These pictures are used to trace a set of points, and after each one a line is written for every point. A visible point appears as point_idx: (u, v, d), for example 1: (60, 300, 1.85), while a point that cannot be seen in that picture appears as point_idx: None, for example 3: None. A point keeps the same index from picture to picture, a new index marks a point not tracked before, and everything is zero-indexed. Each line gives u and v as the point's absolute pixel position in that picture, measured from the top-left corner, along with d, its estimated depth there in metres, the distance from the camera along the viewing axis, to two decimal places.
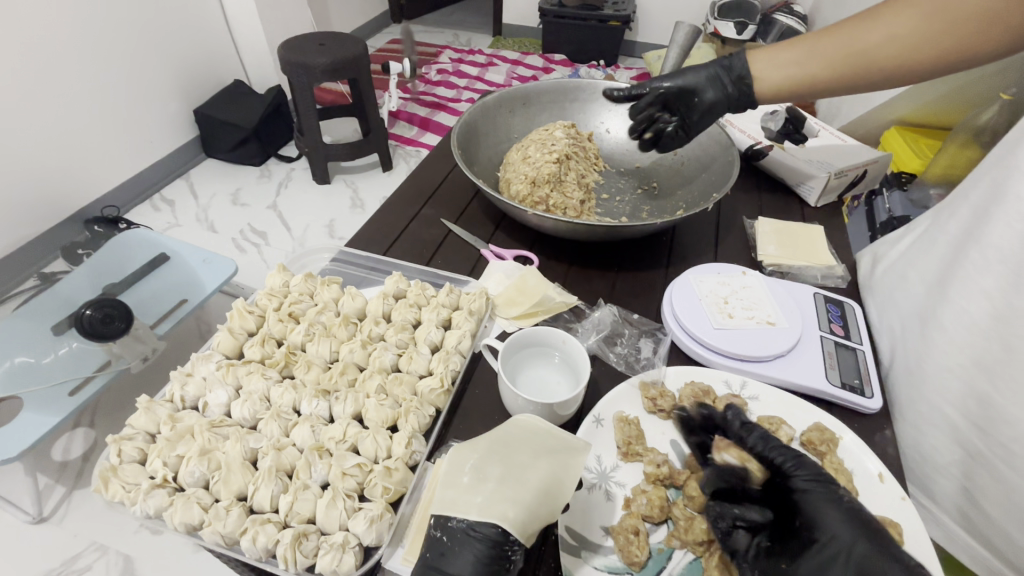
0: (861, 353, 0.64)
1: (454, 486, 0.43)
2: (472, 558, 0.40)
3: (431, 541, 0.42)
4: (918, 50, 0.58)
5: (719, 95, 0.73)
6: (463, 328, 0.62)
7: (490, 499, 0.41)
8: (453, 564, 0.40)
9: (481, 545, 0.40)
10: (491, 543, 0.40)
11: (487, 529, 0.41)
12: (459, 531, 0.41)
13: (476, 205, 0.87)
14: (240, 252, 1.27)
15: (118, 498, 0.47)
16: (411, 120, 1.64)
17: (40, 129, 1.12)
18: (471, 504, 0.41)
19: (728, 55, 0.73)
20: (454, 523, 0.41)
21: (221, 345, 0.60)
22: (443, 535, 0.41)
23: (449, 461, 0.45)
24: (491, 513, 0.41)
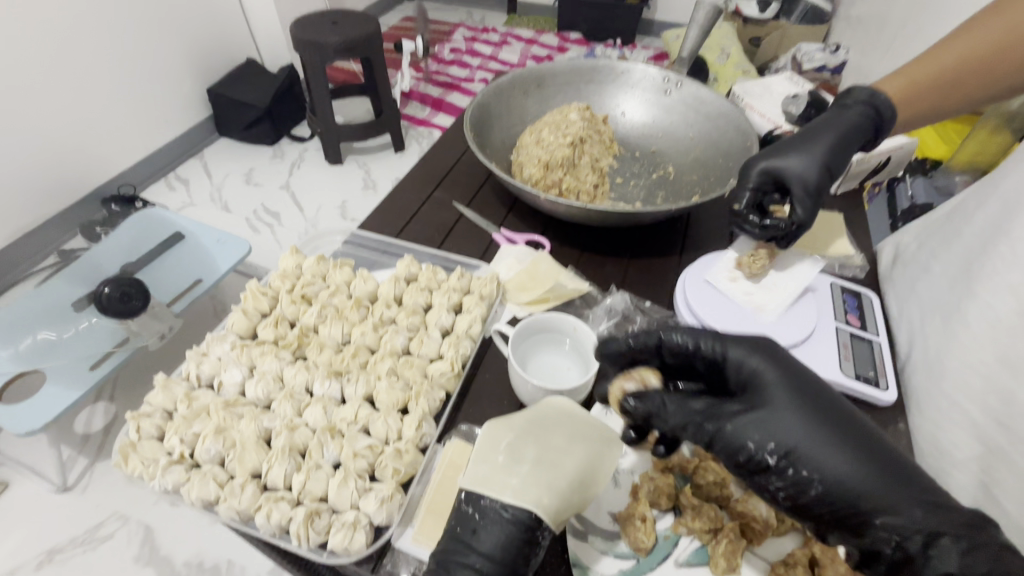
0: (878, 345, 0.63)
1: (487, 466, 0.43)
2: (502, 537, 0.41)
3: (461, 516, 0.43)
4: (1005, 57, 0.58)
5: (860, 115, 0.67)
6: (473, 313, 0.62)
7: (524, 483, 0.42)
8: (482, 541, 0.41)
9: (513, 528, 0.41)
10: (524, 527, 0.41)
11: (524, 514, 0.41)
12: (491, 510, 0.42)
13: (489, 188, 0.86)
14: (253, 232, 1.28)
15: (137, 473, 0.49)
16: (423, 100, 1.62)
17: (57, 108, 1.13)
18: (506, 485, 0.42)
19: (845, 92, 0.71)
20: (488, 499, 0.42)
21: (235, 325, 0.61)
22: (474, 512, 0.42)
23: (483, 438, 0.45)
24: (524, 497, 0.41)
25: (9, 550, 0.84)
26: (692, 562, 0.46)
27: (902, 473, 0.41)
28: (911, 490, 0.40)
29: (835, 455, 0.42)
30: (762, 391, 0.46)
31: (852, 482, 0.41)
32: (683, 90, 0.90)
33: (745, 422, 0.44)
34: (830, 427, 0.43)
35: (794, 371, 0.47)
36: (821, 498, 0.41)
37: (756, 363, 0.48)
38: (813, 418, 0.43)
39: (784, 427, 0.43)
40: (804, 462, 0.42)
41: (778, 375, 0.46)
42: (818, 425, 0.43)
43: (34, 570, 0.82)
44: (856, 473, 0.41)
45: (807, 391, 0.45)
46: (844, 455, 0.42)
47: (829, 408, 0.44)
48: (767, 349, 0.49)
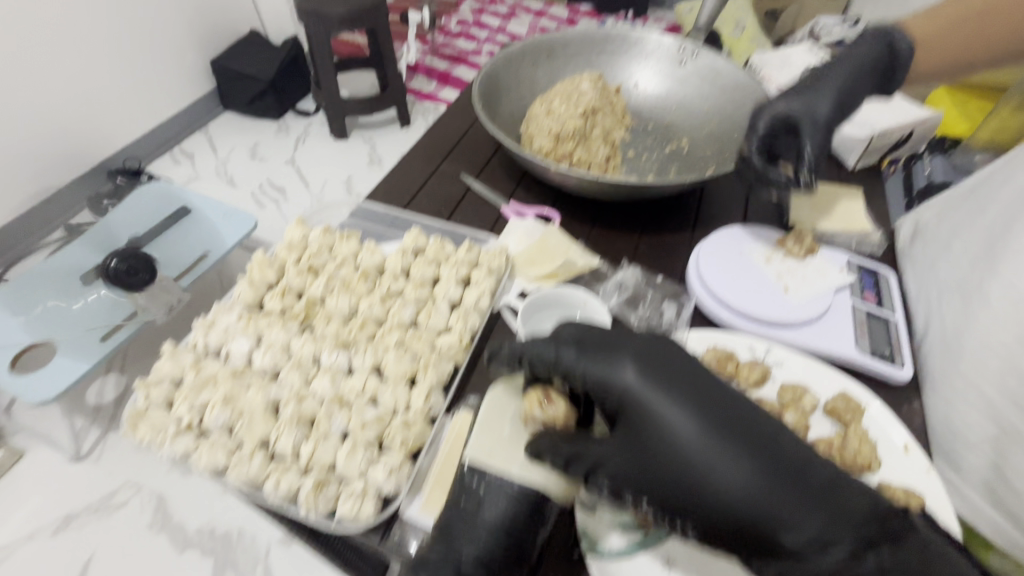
0: (895, 322, 0.62)
1: (492, 441, 0.44)
2: (508, 509, 0.41)
3: (464, 489, 0.43)
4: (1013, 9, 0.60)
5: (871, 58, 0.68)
6: (481, 286, 0.61)
7: (529, 459, 0.42)
8: (487, 512, 0.41)
9: (519, 503, 0.41)
10: (530, 499, 0.42)
11: (530, 489, 0.42)
12: (495, 482, 0.42)
13: (497, 160, 0.84)
14: (259, 207, 1.27)
15: (147, 440, 0.49)
16: (430, 74, 1.60)
17: (58, 79, 1.11)
18: (512, 460, 0.43)
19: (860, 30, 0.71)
20: (492, 474, 0.42)
21: (242, 295, 0.60)
22: (478, 486, 0.42)
23: (485, 414, 0.45)
24: (531, 474, 0.42)
25: (25, 517, 0.86)
26: (701, 538, 0.46)
27: (791, 492, 0.37)
28: (801, 513, 0.36)
29: (707, 494, 0.38)
30: (630, 417, 0.42)
31: (741, 506, 0.37)
32: (698, 61, 0.88)
33: (613, 470, 0.41)
34: (705, 456, 0.39)
35: (666, 382, 0.42)
36: (710, 537, 0.39)
37: (629, 376, 0.43)
38: (681, 452, 0.39)
39: (650, 470, 0.40)
40: (676, 507, 0.39)
41: (647, 397, 0.41)
42: (693, 457, 0.39)
43: (50, 535, 0.84)
44: (734, 508, 0.38)
45: (681, 411, 0.40)
46: (716, 491, 0.38)
47: (705, 428, 0.39)
48: (642, 353, 0.44)
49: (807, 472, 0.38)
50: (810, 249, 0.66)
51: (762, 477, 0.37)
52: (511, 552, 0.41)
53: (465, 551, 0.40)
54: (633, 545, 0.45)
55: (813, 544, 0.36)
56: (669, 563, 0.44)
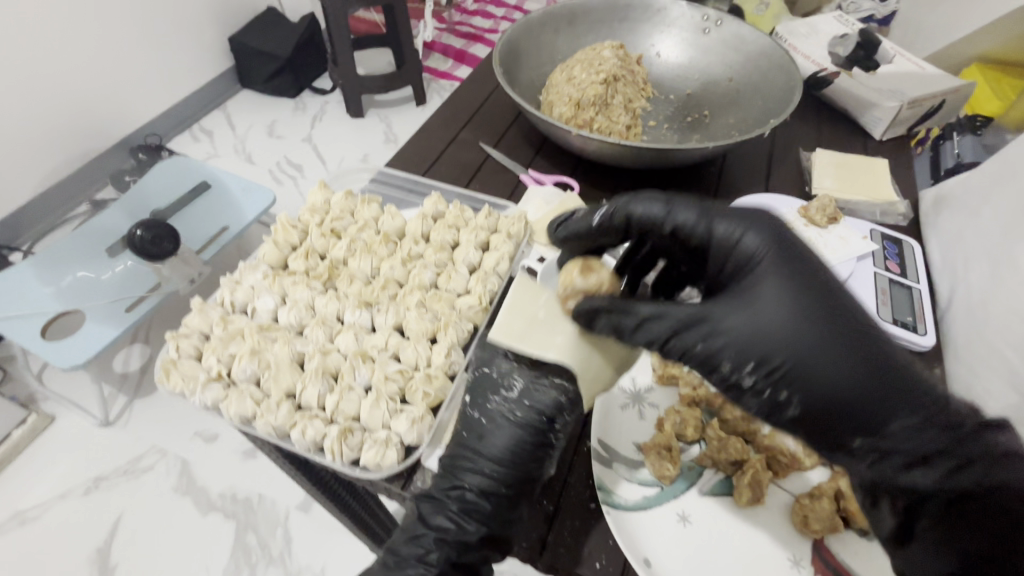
0: (917, 292, 0.61)
1: (493, 374, 0.47)
2: (509, 438, 0.44)
3: (466, 423, 0.46)
4: None
5: None
6: (501, 250, 0.62)
7: (570, 340, 0.44)
8: (490, 441, 0.44)
9: (521, 431, 0.44)
10: (531, 429, 0.44)
11: (532, 416, 0.45)
12: (496, 413, 0.45)
13: (516, 129, 0.84)
14: (277, 183, 1.29)
15: (178, 389, 0.50)
16: (446, 52, 1.58)
17: (81, 53, 1.13)
18: (540, 363, 0.45)
19: None
20: (494, 404, 0.46)
21: (267, 256, 0.61)
22: (479, 417, 0.46)
23: (518, 294, 0.46)
24: (569, 355, 0.43)
25: (58, 477, 0.90)
26: (715, 493, 0.47)
27: (895, 383, 0.36)
28: (909, 406, 0.36)
29: (828, 370, 0.36)
30: (750, 279, 0.40)
31: (845, 385, 0.36)
32: (723, 29, 0.86)
33: (718, 336, 0.38)
34: (828, 333, 0.37)
35: (792, 262, 0.40)
36: (806, 419, 0.37)
37: (752, 247, 0.42)
38: (804, 325, 0.37)
39: (767, 339, 0.37)
40: (789, 379, 0.36)
41: (773, 271, 0.39)
42: (817, 332, 0.37)
43: (82, 495, 0.88)
44: (847, 389, 0.36)
45: (806, 289, 0.39)
46: (836, 368, 0.36)
47: (829, 310, 0.38)
48: (776, 228, 0.43)
49: (903, 371, 0.37)
50: (834, 217, 0.65)
51: (882, 365, 0.36)
52: (517, 476, 0.44)
53: (472, 480, 0.44)
54: (648, 500, 0.46)
55: (916, 436, 0.36)
56: (685, 518, 0.45)
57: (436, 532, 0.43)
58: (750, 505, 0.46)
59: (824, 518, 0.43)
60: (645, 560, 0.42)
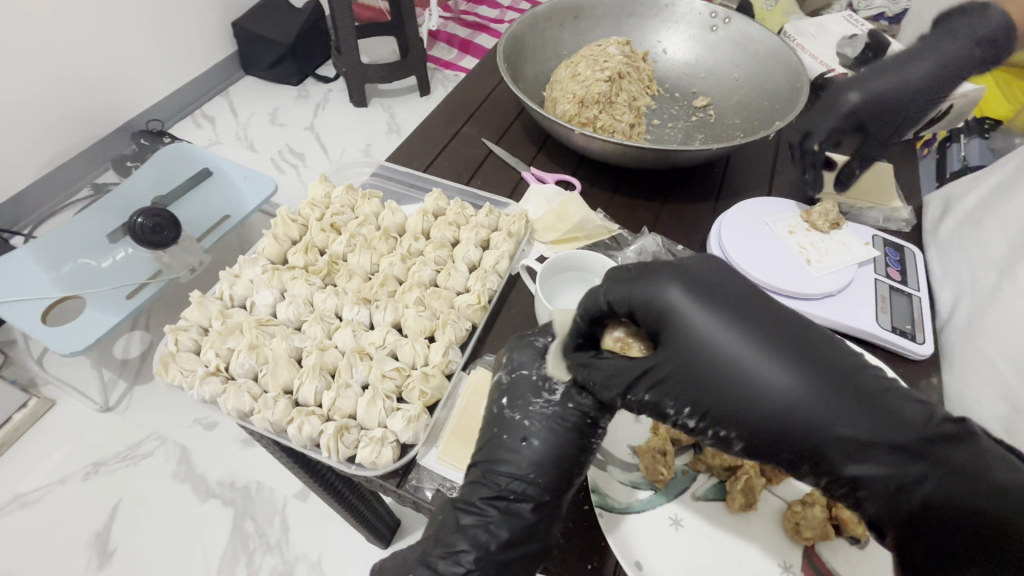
0: (917, 300, 0.61)
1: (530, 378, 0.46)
2: (557, 441, 0.43)
3: (505, 426, 0.45)
4: None
5: None
6: (501, 249, 0.61)
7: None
8: (535, 445, 0.43)
9: (570, 432, 0.43)
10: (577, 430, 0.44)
11: (577, 419, 0.44)
12: (540, 415, 0.44)
13: (518, 125, 0.84)
14: (278, 172, 1.29)
15: (177, 382, 0.51)
16: (451, 42, 1.57)
17: (82, 37, 1.12)
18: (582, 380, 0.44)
19: None
20: (537, 407, 0.44)
21: (267, 250, 0.61)
22: (522, 420, 0.44)
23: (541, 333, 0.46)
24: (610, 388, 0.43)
25: (60, 460, 0.90)
26: (708, 497, 0.47)
27: (849, 395, 0.35)
28: (866, 406, 0.35)
29: (762, 397, 0.36)
30: (674, 330, 0.39)
31: (787, 400, 0.36)
32: (731, 26, 0.85)
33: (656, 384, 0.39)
34: (766, 361, 0.37)
35: (710, 293, 0.39)
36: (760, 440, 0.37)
37: (673, 302, 0.39)
38: (736, 353, 0.37)
39: (702, 378, 0.37)
40: (727, 421, 0.37)
41: (697, 311, 0.38)
42: (746, 358, 0.37)
43: (81, 480, 0.89)
44: (793, 407, 0.36)
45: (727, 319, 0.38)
46: (783, 389, 0.36)
47: (768, 338, 0.37)
48: (688, 275, 0.40)
49: (860, 377, 0.36)
50: (836, 223, 0.64)
51: (819, 380, 0.36)
52: (559, 481, 0.43)
53: (513, 486, 0.43)
54: (642, 503, 0.46)
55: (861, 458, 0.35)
56: (677, 521, 0.45)
57: (473, 543, 0.42)
58: (742, 510, 0.46)
59: (815, 525, 0.43)
60: (636, 563, 0.42)
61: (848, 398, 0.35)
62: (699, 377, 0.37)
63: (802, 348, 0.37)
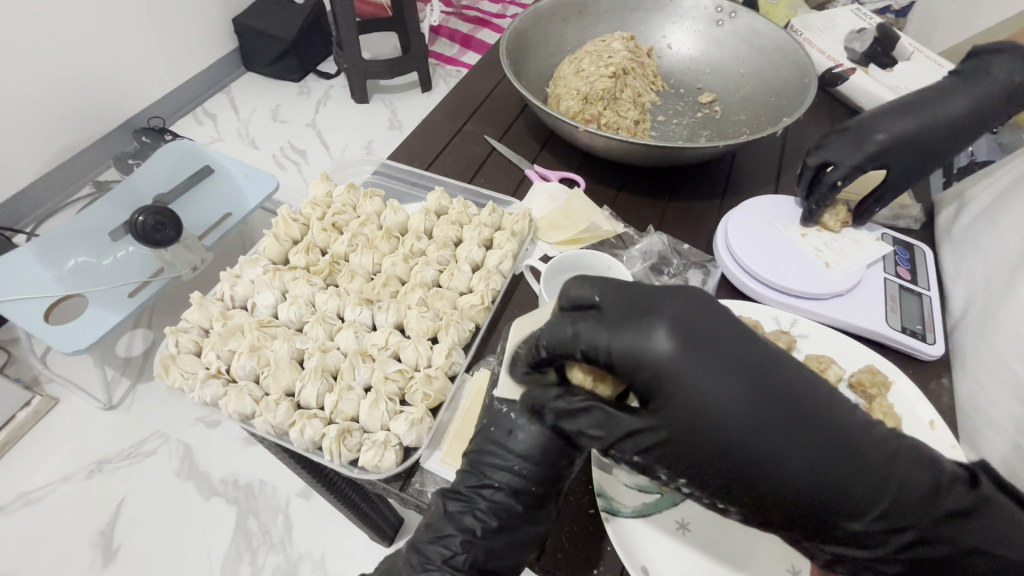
0: (927, 300, 0.60)
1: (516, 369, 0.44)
2: (543, 435, 0.42)
3: (494, 417, 0.44)
4: None
5: None
6: (504, 249, 0.61)
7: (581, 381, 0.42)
8: (519, 438, 0.43)
9: (555, 426, 0.42)
10: (564, 425, 0.43)
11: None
12: (526, 408, 0.43)
13: (522, 122, 0.83)
14: (280, 169, 1.28)
15: (178, 384, 0.50)
16: (453, 37, 1.55)
17: (83, 34, 1.11)
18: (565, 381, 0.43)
19: None
20: (523, 399, 0.44)
21: (268, 250, 0.61)
22: (509, 412, 0.44)
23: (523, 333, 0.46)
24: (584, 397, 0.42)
25: (63, 459, 0.90)
26: None
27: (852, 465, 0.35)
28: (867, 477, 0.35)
29: (762, 466, 0.35)
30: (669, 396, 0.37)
31: (786, 467, 0.35)
32: (737, 21, 0.83)
33: (646, 447, 0.38)
34: (767, 428, 0.36)
35: (701, 351, 0.37)
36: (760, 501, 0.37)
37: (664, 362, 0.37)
38: (730, 419, 0.36)
39: (696, 445, 0.37)
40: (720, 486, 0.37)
41: (696, 377, 0.36)
42: (746, 427, 0.36)
43: (85, 478, 0.89)
44: (789, 470, 0.35)
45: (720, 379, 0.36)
46: (782, 453, 0.35)
47: (766, 404, 0.36)
48: (682, 328, 0.37)
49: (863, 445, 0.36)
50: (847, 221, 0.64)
51: (823, 452, 0.35)
52: (547, 476, 0.43)
53: (499, 477, 0.43)
54: (648, 506, 0.45)
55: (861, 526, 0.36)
56: (684, 525, 0.45)
57: (461, 530, 0.42)
58: (750, 513, 0.45)
59: None
60: (642, 569, 0.42)
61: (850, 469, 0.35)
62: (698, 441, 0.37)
63: (801, 418, 0.36)
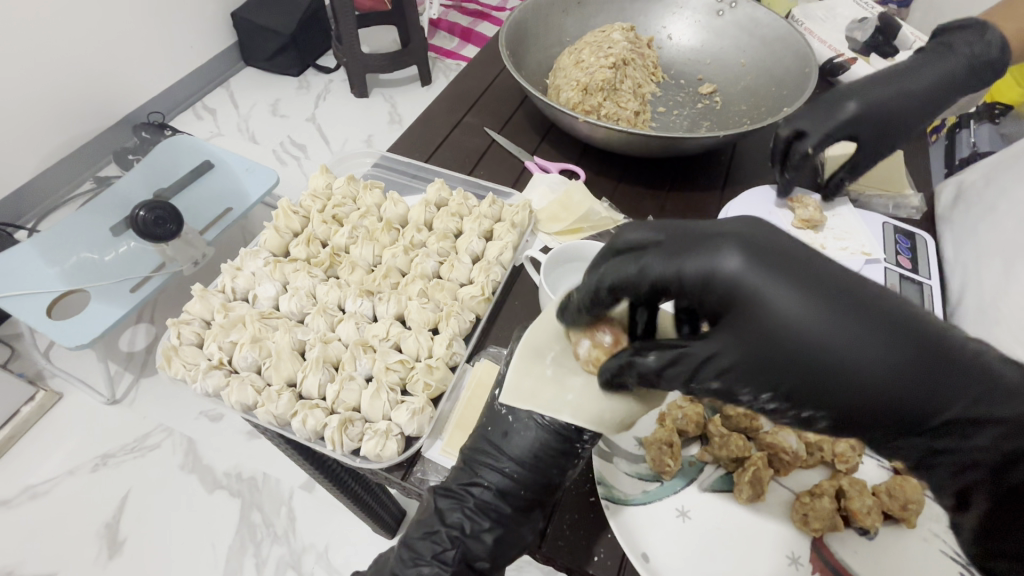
0: (927, 288, 0.60)
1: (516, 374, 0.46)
2: (536, 441, 0.43)
3: (492, 419, 0.46)
4: None
5: None
6: (504, 240, 0.61)
7: (581, 399, 0.41)
8: (514, 442, 0.44)
9: (549, 435, 0.43)
10: (559, 435, 0.43)
11: (560, 422, 0.43)
12: (524, 415, 0.44)
13: (522, 113, 0.83)
14: (280, 164, 1.28)
15: (180, 376, 0.50)
16: (452, 30, 1.54)
17: (81, 28, 1.11)
18: (563, 404, 0.41)
19: None
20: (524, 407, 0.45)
21: (268, 243, 0.61)
22: (507, 415, 0.45)
23: (520, 357, 0.43)
24: (583, 415, 0.40)
25: (68, 452, 0.91)
26: (716, 489, 0.47)
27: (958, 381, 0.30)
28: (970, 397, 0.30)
29: (852, 389, 0.30)
30: (740, 314, 0.32)
31: (890, 389, 0.30)
32: (737, 11, 0.83)
33: (729, 370, 0.33)
34: (863, 344, 0.30)
35: (776, 260, 0.32)
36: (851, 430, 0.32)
37: (731, 272, 0.32)
38: (822, 331, 0.30)
39: (788, 361, 0.31)
40: (825, 404, 0.31)
41: (782, 290, 0.31)
42: (836, 336, 0.30)
43: (90, 471, 0.90)
44: (897, 389, 0.30)
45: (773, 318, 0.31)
46: (870, 369, 0.30)
47: (866, 314, 0.30)
48: (751, 235, 0.33)
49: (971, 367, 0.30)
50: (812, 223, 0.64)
51: (932, 368, 0.30)
52: (538, 480, 0.43)
53: (491, 477, 0.44)
54: (649, 495, 0.46)
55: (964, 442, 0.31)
56: (684, 513, 0.45)
57: (451, 527, 0.42)
58: (751, 502, 0.45)
59: (824, 516, 0.43)
60: (642, 556, 0.42)
61: (956, 390, 0.30)
62: (775, 357, 0.31)
63: (912, 337, 0.30)
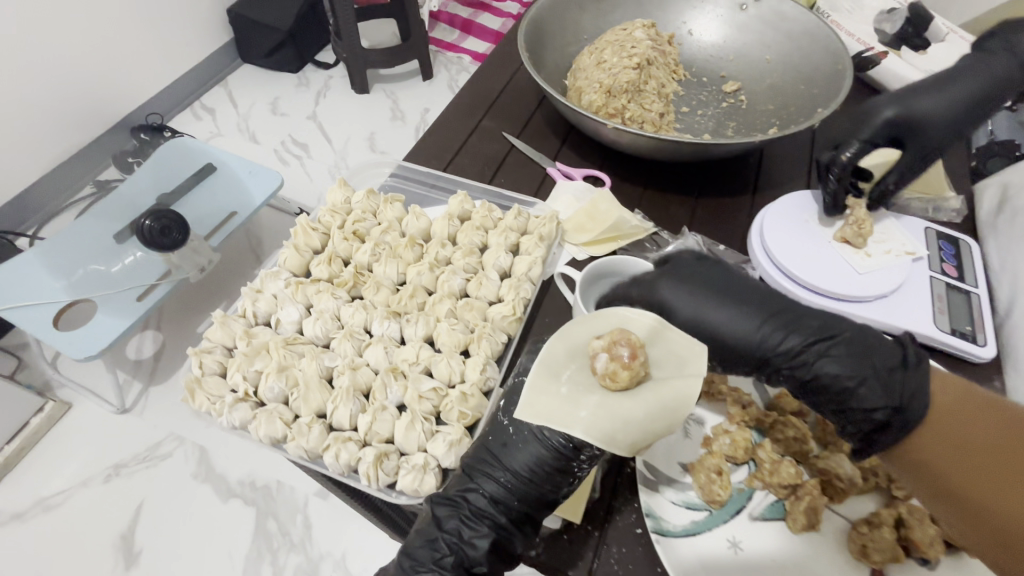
0: (976, 297, 0.58)
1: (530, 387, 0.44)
2: (536, 455, 0.41)
3: (495, 429, 0.44)
4: None
5: None
6: (533, 254, 0.58)
7: (593, 415, 0.39)
8: (512, 455, 0.42)
9: (547, 451, 0.41)
10: (558, 454, 0.41)
11: (560, 441, 0.41)
12: (525, 429, 0.42)
13: (540, 116, 0.80)
14: (283, 165, 1.25)
15: (205, 409, 0.49)
16: (452, 22, 1.50)
17: (75, 28, 1.07)
18: (575, 419, 0.39)
19: None
20: (525, 422, 0.42)
21: (288, 263, 0.59)
22: (508, 425, 0.43)
23: (536, 371, 0.42)
24: (594, 433, 0.38)
25: (79, 465, 0.89)
26: (767, 517, 0.45)
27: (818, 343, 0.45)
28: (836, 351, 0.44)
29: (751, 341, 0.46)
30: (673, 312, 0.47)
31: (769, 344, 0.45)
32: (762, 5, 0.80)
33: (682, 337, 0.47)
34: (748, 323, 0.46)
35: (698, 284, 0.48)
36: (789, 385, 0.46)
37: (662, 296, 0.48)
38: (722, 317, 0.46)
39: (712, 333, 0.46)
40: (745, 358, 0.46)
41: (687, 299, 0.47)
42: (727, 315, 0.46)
43: (103, 483, 0.88)
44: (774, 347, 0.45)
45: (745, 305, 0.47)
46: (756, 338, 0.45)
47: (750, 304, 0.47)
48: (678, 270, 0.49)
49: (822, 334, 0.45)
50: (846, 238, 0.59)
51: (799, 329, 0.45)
52: (533, 494, 0.41)
53: (488, 484, 0.42)
54: (696, 525, 0.44)
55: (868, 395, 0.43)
56: (735, 544, 0.43)
57: (450, 534, 0.41)
58: (805, 531, 0.44)
59: (884, 548, 0.41)
60: None
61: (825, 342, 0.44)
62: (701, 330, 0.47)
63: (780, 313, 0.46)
